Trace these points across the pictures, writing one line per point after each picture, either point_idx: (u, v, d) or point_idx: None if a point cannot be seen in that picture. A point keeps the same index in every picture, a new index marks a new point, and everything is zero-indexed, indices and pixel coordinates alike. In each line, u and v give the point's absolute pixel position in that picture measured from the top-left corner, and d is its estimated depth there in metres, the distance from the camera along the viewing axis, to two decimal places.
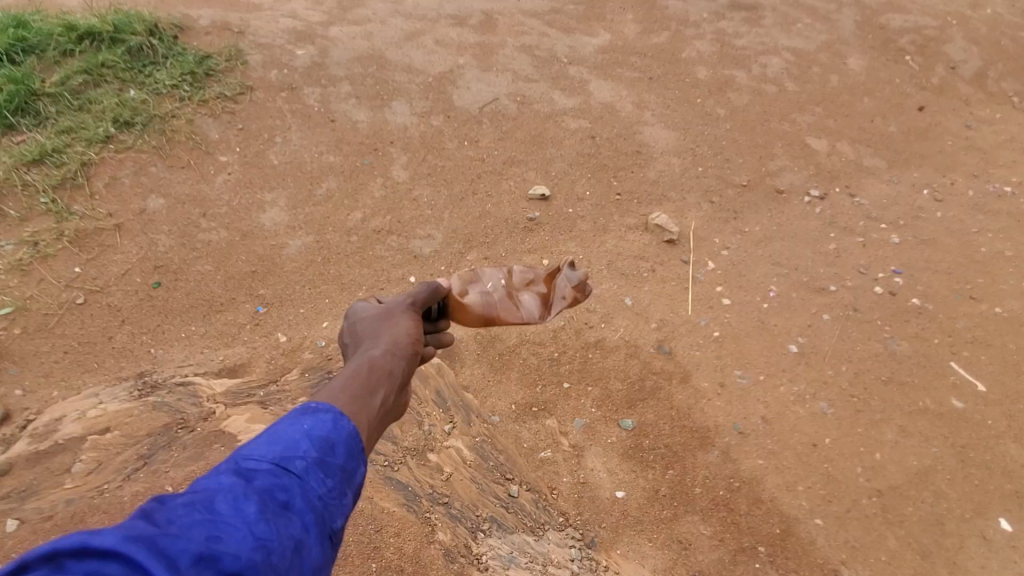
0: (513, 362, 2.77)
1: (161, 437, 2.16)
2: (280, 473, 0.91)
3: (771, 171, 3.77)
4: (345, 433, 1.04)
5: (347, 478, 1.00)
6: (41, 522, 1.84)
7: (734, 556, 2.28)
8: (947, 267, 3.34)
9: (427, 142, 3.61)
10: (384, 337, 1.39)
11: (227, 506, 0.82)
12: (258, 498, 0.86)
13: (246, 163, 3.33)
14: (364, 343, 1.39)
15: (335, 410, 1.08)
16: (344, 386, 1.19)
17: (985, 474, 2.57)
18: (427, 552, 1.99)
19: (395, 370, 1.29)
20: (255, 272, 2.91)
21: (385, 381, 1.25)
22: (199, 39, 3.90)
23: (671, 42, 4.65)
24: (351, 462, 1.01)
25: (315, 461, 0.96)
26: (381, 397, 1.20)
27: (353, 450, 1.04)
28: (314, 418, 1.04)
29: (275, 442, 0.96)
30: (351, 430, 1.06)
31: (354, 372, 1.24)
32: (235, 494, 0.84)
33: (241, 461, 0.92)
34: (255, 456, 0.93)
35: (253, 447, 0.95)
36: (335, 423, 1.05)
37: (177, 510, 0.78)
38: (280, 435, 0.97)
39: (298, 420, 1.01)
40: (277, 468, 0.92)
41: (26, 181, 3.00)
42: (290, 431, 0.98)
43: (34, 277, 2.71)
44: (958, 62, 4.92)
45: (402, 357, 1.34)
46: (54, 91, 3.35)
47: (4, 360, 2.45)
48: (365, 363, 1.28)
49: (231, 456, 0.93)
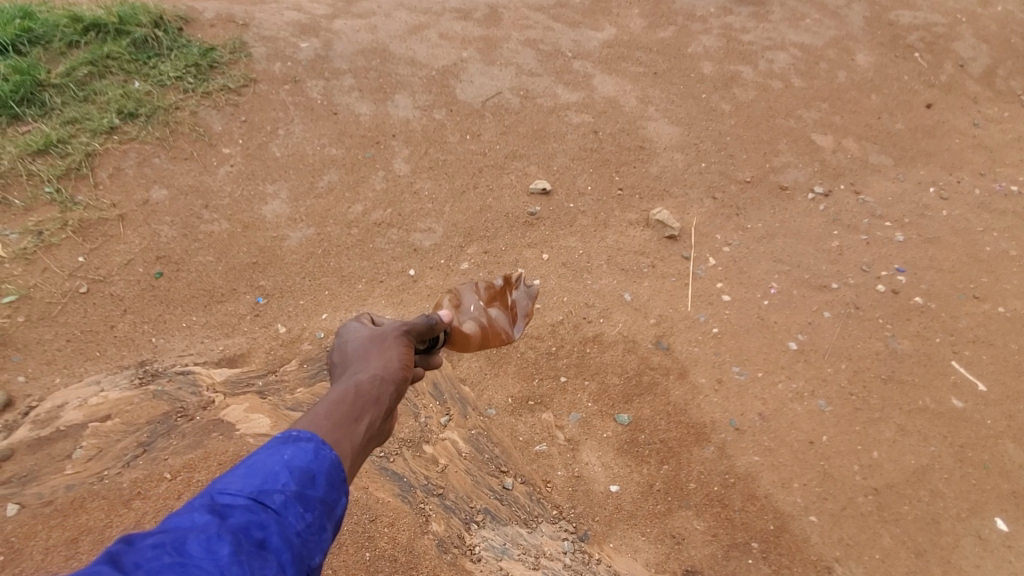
0: (511, 355, 2.76)
1: (161, 425, 2.28)
2: (258, 509, 0.91)
3: (775, 168, 3.75)
4: (327, 464, 1.03)
5: (328, 510, 0.99)
6: (41, 507, 2.01)
7: (726, 551, 2.30)
8: (951, 266, 3.32)
9: (429, 136, 3.62)
10: (375, 361, 1.39)
11: (199, 548, 0.81)
12: (232, 537, 0.85)
13: (249, 155, 3.36)
14: (353, 366, 1.40)
15: (318, 438, 1.08)
16: (329, 411, 1.18)
17: (983, 473, 2.57)
18: (420, 542, 2.13)
19: (383, 396, 1.30)
20: (256, 264, 2.94)
21: (371, 407, 1.25)
22: (204, 31, 3.92)
23: (677, 37, 4.62)
24: (332, 493, 1.01)
25: (294, 495, 0.95)
26: (365, 424, 1.20)
27: (335, 481, 1.03)
28: (295, 447, 1.03)
29: (253, 475, 0.95)
30: (333, 459, 1.05)
31: (340, 397, 1.24)
32: (207, 534, 0.83)
33: (216, 496, 0.91)
34: (232, 491, 0.92)
35: (230, 481, 0.94)
36: (317, 452, 1.04)
37: (145, 553, 0.77)
38: (258, 467, 0.96)
39: (277, 451, 1.00)
40: (254, 503, 0.91)
41: (31, 171, 3.04)
42: (269, 462, 0.97)
43: (38, 265, 2.75)
44: (967, 59, 4.87)
45: (390, 382, 1.34)
46: (60, 82, 3.38)
47: (8, 347, 2.48)
48: (351, 388, 1.28)
49: (205, 490, 0.92)
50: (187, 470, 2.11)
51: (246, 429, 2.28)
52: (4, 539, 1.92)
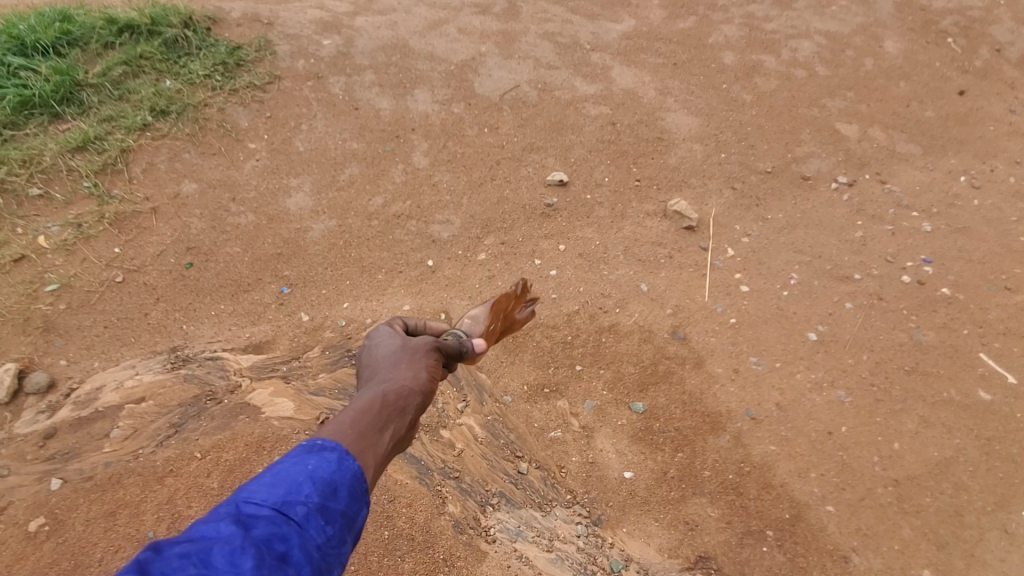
0: (526, 344, 2.80)
1: (192, 407, 2.39)
2: (280, 521, 0.95)
3: (797, 158, 3.71)
4: (349, 475, 1.09)
5: (348, 523, 1.04)
6: (82, 482, 2.17)
7: (741, 539, 2.31)
8: (981, 257, 3.25)
9: (448, 129, 3.68)
10: (405, 372, 1.47)
11: (223, 560, 0.85)
12: (254, 551, 0.88)
13: (274, 150, 3.47)
14: (381, 373, 1.47)
15: (342, 448, 1.14)
16: (355, 420, 1.25)
17: (1010, 467, 2.53)
18: (437, 523, 2.21)
19: (408, 408, 1.37)
20: (281, 255, 3.04)
21: (395, 418, 1.32)
22: (231, 30, 4.05)
23: (698, 28, 4.60)
24: (352, 505, 1.06)
25: (316, 507, 1.00)
26: (389, 434, 1.27)
27: (356, 492, 1.09)
28: (320, 458, 1.09)
29: (277, 485, 1.00)
30: (355, 470, 1.11)
31: (366, 406, 1.30)
32: (232, 547, 0.87)
33: (241, 505, 0.96)
34: (257, 501, 0.97)
35: (256, 489, 1.00)
36: (340, 463, 1.10)
37: (172, 562, 0.81)
38: (283, 477, 1.02)
39: (302, 461, 1.06)
40: (277, 515, 0.96)
41: (70, 166, 3.19)
42: (293, 472, 1.03)
43: (78, 256, 2.89)
44: (1004, 44, 4.74)
45: (416, 394, 1.42)
46: (96, 81, 3.53)
47: (51, 333, 2.62)
48: (379, 397, 1.35)
49: (232, 497, 0.97)
50: (215, 451, 2.24)
51: (271, 412, 2.40)
52: (49, 511, 2.09)
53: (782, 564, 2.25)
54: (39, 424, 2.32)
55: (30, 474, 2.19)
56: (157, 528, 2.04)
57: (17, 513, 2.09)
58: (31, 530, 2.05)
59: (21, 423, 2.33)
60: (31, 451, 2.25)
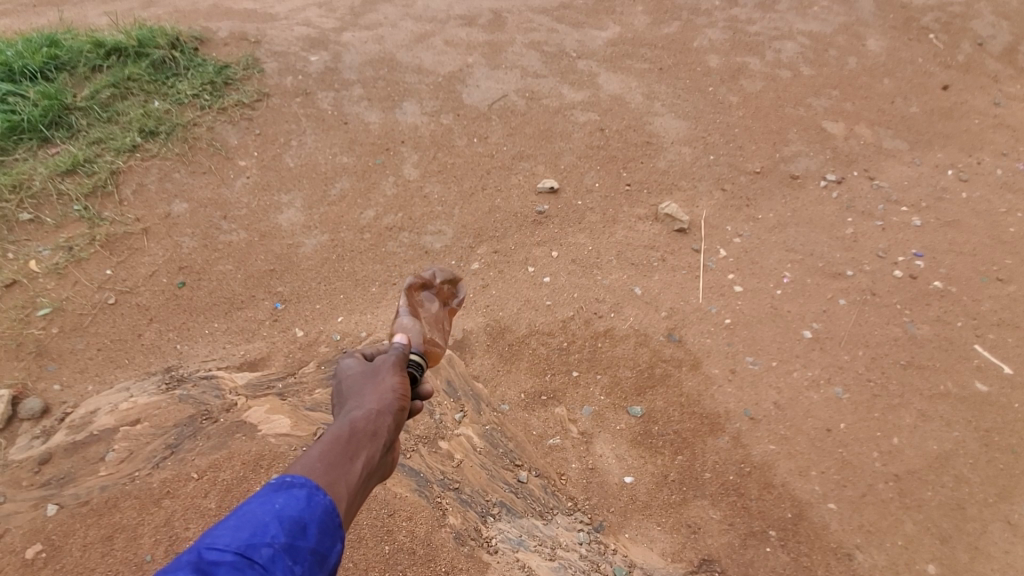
0: (522, 352, 2.80)
1: (188, 428, 2.39)
2: (243, 566, 0.94)
3: (785, 157, 3.74)
4: (319, 511, 1.09)
5: (320, 560, 1.03)
6: (78, 507, 2.15)
7: (744, 540, 2.30)
8: (971, 249, 3.27)
9: (438, 141, 3.70)
10: (371, 396, 1.44)
11: None
12: None
13: (265, 167, 3.48)
14: (350, 401, 1.46)
15: (311, 483, 1.13)
16: (324, 452, 1.23)
17: (1010, 458, 2.52)
18: (438, 535, 2.20)
19: (379, 430, 1.36)
20: (274, 271, 3.04)
21: (367, 444, 1.31)
22: (218, 50, 4.07)
23: (682, 33, 4.64)
24: (325, 542, 1.06)
25: (283, 547, 0.99)
26: (361, 461, 1.26)
27: (328, 527, 1.08)
28: (288, 495, 1.08)
29: (242, 527, 0.98)
30: (326, 505, 1.11)
31: (335, 437, 1.29)
32: None
33: (204, 551, 0.94)
34: (219, 546, 0.95)
35: (220, 534, 0.97)
36: (310, 499, 1.10)
37: None
38: (248, 519, 1.00)
39: (269, 501, 1.05)
40: (241, 559, 0.94)
41: (60, 190, 3.19)
42: (260, 513, 1.02)
43: (70, 279, 2.89)
44: (986, 37, 4.79)
45: (386, 414, 1.40)
46: (85, 105, 3.54)
47: (44, 357, 2.61)
48: (346, 427, 1.33)
49: (194, 545, 0.95)
50: (212, 470, 2.23)
51: (268, 429, 2.39)
52: (45, 537, 2.07)
53: (787, 564, 2.24)
54: (33, 449, 2.31)
55: (25, 501, 2.17)
56: (155, 551, 2.02)
57: (14, 541, 2.07)
58: (27, 557, 2.03)
59: (15, 449, 2.31)
60: (26, 477, 2.23)
